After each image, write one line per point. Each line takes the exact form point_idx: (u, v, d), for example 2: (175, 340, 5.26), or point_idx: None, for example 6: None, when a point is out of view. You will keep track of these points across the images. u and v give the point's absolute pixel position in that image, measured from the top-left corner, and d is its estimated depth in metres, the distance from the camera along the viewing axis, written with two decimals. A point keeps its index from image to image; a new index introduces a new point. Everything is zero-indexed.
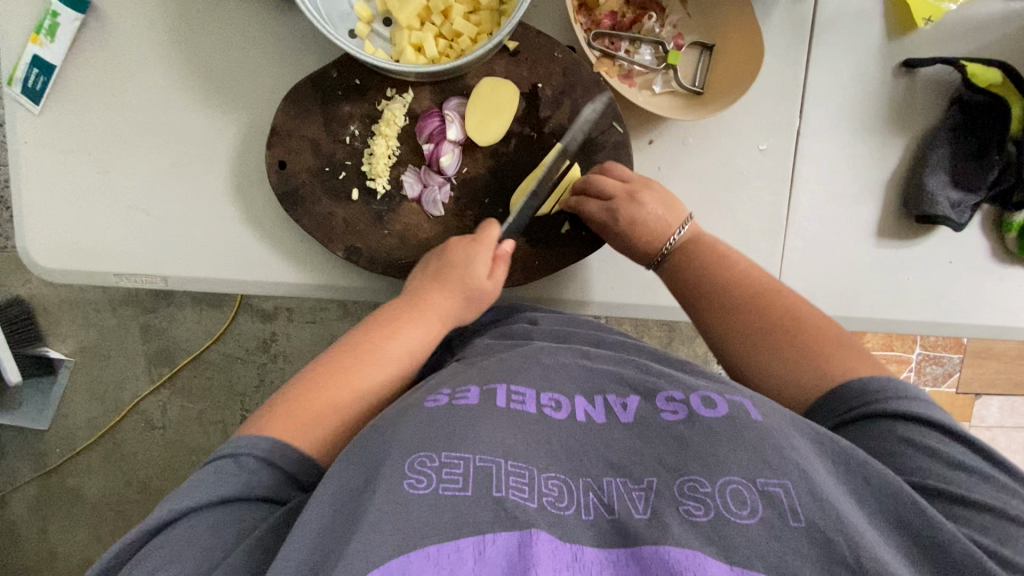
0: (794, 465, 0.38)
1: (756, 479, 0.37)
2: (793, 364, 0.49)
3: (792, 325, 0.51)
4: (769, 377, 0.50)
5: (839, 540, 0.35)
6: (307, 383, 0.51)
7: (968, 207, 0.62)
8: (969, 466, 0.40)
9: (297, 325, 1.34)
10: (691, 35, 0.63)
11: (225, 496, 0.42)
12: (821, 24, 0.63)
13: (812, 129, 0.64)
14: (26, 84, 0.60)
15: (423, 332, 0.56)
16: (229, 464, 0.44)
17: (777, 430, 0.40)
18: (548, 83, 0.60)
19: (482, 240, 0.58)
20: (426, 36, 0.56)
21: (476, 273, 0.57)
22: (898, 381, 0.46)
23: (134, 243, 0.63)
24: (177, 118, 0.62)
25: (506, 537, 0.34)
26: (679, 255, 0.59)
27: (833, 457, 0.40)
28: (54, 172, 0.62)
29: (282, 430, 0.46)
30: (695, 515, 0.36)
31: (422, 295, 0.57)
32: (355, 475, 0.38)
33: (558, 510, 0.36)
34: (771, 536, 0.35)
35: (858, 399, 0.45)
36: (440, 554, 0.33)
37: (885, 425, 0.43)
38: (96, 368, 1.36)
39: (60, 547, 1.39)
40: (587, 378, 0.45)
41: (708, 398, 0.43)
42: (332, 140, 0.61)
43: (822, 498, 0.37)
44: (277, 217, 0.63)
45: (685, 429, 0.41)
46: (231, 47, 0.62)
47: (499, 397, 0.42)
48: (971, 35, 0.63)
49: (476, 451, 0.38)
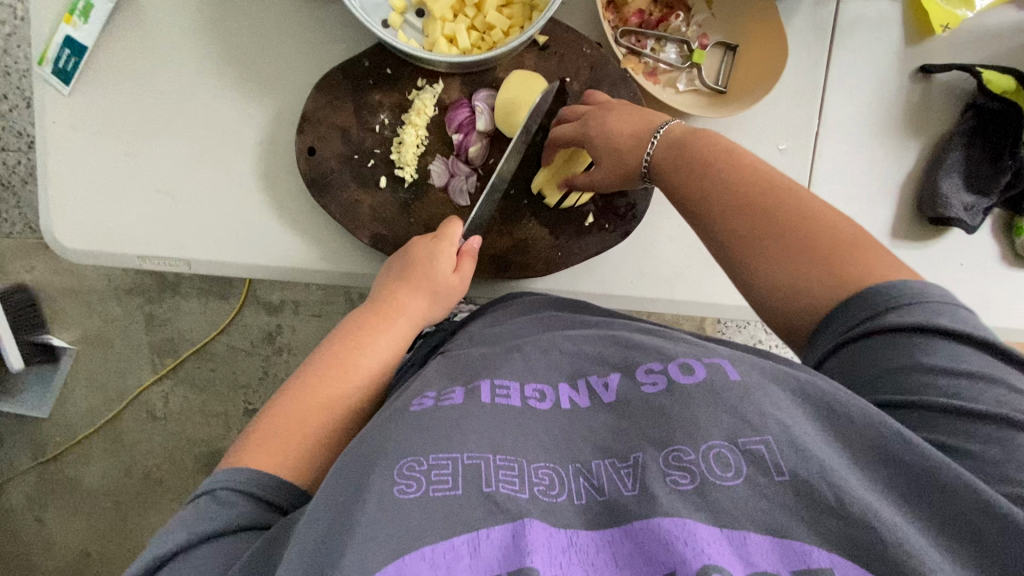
0: (775, 421, 0.37)
1: (738, 440, 0.37)
2: (806, 274, 0.44)
3: (802, 225, 0.45)
4: (781, 285, 0.45)
5: (821, 487, 0.34)
6: (281, 406, 0.51)
7: (980, 210, 0.64)
8: (976, 371, 0.37)
9: (304, 317, 1.34)
10: (715, 35, 0.65)
11: (204, 532, 0.42)
12: (842, 28, 0.64)
13: (830, 130, 0.65)
14: (58, 64, 0.61)
15: (391, 334, 0.57)
16: (207, 501, 0.44)
17: (758, 388, 0.38)
18: (576, 77, 0.62)
19: (443, 237, 0.59)
20: (459, 28, 0.57)
21: (441, 270, 0.58)
22: (906, 284, 0.41)
23: (158, 226, 0.63)
24: (204, 102, 0.63)
25: (500, 529, 0.35)
26: (661, 165, 0.53)
27: (814, 405, 0.38)
28: (80, 153, 0.63)
29: (261, 461, 0.47)
30: (682, 484, 0.36)
31: (391, 298, 0.58)
32: (390, 454, 0.38)
33: (550, 499, 0.37)
34: (758, 495, 0.35)
35: (860, 316, 0.41)
36: (435, 554, 0.34)
37: (898, 339, 0.39)
38: (99, 357, 1.35)
39: (55, 537, 1.38)
40: (570, 360, 0.45)
41: (686, 364, 0.42)
42: (362, 128, 0.62)
43: (803, 449, 0.36)
44: (302, 203, 0.64)
45: (664, 400, 0.40)
46: (264, 34, 0.63)
47: (483, 393, 0.42)
48: (986, 43, 0.65)
49: (464, 449, 0.38)
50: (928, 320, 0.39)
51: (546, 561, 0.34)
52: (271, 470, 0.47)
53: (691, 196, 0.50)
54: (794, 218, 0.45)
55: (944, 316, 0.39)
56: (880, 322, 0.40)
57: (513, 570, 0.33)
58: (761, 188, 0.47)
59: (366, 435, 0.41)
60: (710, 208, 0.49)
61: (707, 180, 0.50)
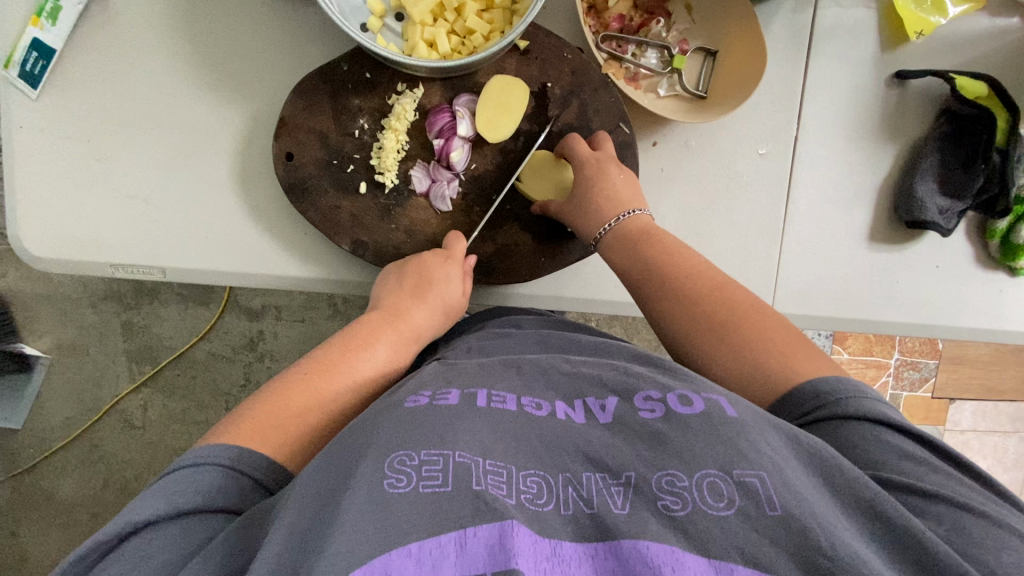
0: (768, 458, 0.39)
1: (731, 470, 0.38)
2: (760, 368, 0.50)
3: (757, 318, 0.52)
4: (740, 372, 0.50)
5: (813, 527, 0.36)
6: (273, 397, 0.50)
7: (955, 213, 0.65)
8: (919, 456, 0.42)
9: (285, 323, 1.31)
10: (696, 41, 0.65)
11: (186, 506, 0.40)
12: (819, 34, 0.65)
13: (809, 135, 0.66)
14: (24, 67, 0.59)
15: (395, 343, 0.57)
16: (192, 473, 0.43)
17: (753, 426, 0.41)
18: (558, 82, 0.62)
19: (454, 256, 0.59)
20: (439, 32, 0.57)
21: (453, 291, 0.59)
22: (847, 380, 0.47)
23: (133, 233, 0.62)
24: (180, 108, 0.61)
25: (487, 529, 0.34)
26: (639, 233, 0.58)
27: (800, 454, 0.40)
28: (50, 158, 0.61)
29: (247, 440, 0.46)
30: (674, 510, 0.37)
31: (400, 309, 0.58)
32: (365, 464, 0.37)
33: (537, 508, 0.37)
34: (748, 526, 0.36)
35: (814, 402, 0.46)
36: (421, 550, 0.33)
37: (853, 426, 0.44)
38: (75, 367, 1.32)
39: (30, 551, 1.34)
40: (568, 381, 0.46)
41: (685, 396, 0.43)
42: (341, 133, 0.61)
43: (794, 489, 0.37)
44: (281, 210, 0.62)
45: (661, 425, 0.41)
46: (240, 37, 0.62)
47: (479, 398, 0.43)
48: (960, 50, 0.66)
49: (455, 448, 0.38)
50: (871, 410, 0.44)
51: (531, 565, 0.33)
52: (259, 448, 0.46)
53: (656, 272, 0.56)
54: (750, 317, 0.52)
55: (886, 410, 0.45)
56: (830, 408, 0.45)
57: (498, 571, 0.33)
58: (739, 289, 0.55)
59: (344, 437, 0.41)
60: (695, 286, 0.55)
61: (691, 262, 0.56)
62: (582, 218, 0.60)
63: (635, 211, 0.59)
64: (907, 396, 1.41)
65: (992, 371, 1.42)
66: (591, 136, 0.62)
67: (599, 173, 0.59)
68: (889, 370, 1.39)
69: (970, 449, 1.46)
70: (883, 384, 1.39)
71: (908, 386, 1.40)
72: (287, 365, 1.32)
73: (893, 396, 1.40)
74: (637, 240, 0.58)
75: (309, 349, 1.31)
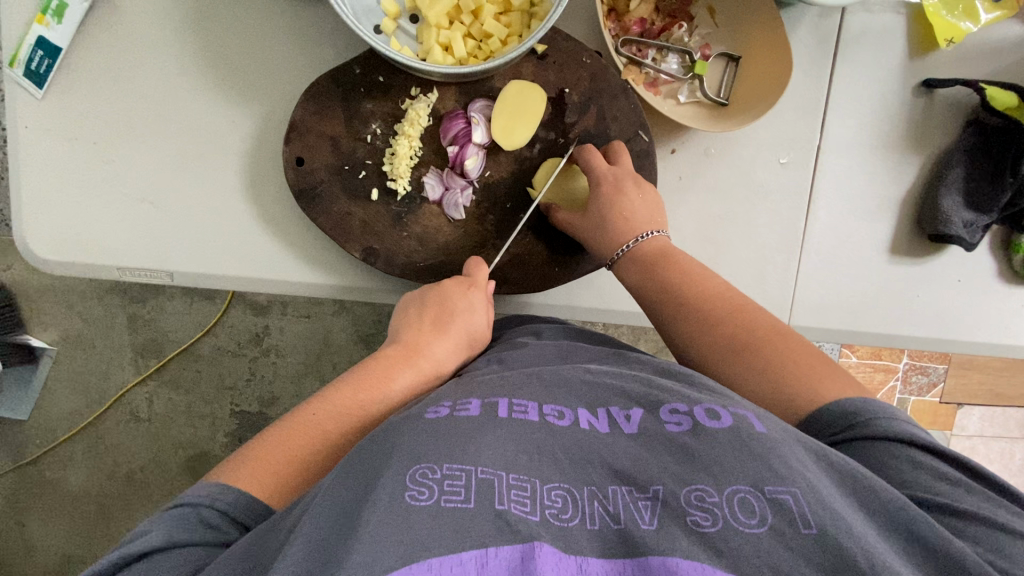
0: (801, 474, 0.38)
1: (764, 487, 0.37)
2: (780, 394, 0.49)
3: (779, 340, 0.51)
4: (762, 399, 0.49)
5: (852, 548, 0.35)
6: (277, 437, 0.49)
7: (979, 227, 0.63)
8: (954, 478, 0.41)
9: (291, 318, 1.30)
10: (718, 46, 0.63)
11: (183, 540, 0.40)
12: (846, 40, 0.63)
13: (832, 145, 0.64)
14: (29, 66, 0.58)
15: (412, 377, 0.53)
16: (190, 514, 0.42)
17: (782, 443, 0.40)
18: (576, 88, 0.60)
19: (477, 282, 0.58)
20: (455, 36, 0.55)
21: (477, 321, 0.57)
22: (876, 402, 0.46)
23: (138, 236, 0.61)
24: (188, 110, 0.60)
25: (509, 549, 0.33)
26: (654, 252, 0.57)
27: (836, 477, 0.39)
28: (54, 159, 0.60)
29: (246, 479, 0.46)
30: (704, 526, 0.36)
31: (417, 340, 0.56)
32: (379, 483, 0.36)
33: (562, 523, 0.36)
34: (782, 545, 0.35)
35: (843, 422, 0.45)
36: (442, 567, 0.32)
37: (883, 446, 0.43)
38: (81, 359, 1.31)
39: (36, 540, 1.36)
40: (590, 392, 0.45)
41: (712, 410, 0.42)
42: (353, 137, 0.59)
43: (830, 508, 0.37)
44: (292, 214, 0.61)
45: (689, 439, 0.40)
46: (249, 37, 0.60)
47: (500, 409, 0.41)
48: (992, 58, 0.64)
49: (477, 463, 0.37)
50: (902, 430, 0.44)
51: None
52: (256, 494, 0.45)
53: (678, 287, 0.55)
54: (772, 337, 0.51)
55: (917, 430, 0.44)
56: (860, 429, 0.44)
57: None
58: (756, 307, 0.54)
59: (363, 449, 0.40)
60: (716, 302, 0.54)
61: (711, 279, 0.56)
62: (596, 238, 0.58)
63: (654, 233, 0.58)
64: (915, 400, 1.40)
65: (1000, 376, 1.41)
66: (605, 145, 0.61)
67: (614, 192, 0.57)
68: (897, 373, 1.37)
69: (975, 455, 1.45)
70: (891, 388, 1.38)
71: (916, 391, 1.39)
72: (292, 360, 1.32)
73: (901, 400, 1.39)
74: (655, 255, 0.57)
75: (314, 346, 1.31)
